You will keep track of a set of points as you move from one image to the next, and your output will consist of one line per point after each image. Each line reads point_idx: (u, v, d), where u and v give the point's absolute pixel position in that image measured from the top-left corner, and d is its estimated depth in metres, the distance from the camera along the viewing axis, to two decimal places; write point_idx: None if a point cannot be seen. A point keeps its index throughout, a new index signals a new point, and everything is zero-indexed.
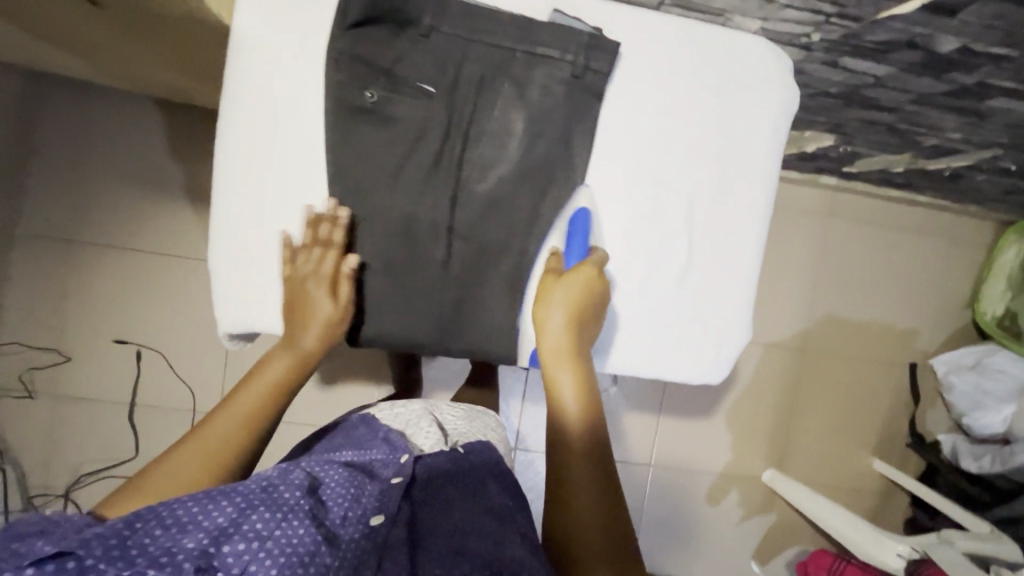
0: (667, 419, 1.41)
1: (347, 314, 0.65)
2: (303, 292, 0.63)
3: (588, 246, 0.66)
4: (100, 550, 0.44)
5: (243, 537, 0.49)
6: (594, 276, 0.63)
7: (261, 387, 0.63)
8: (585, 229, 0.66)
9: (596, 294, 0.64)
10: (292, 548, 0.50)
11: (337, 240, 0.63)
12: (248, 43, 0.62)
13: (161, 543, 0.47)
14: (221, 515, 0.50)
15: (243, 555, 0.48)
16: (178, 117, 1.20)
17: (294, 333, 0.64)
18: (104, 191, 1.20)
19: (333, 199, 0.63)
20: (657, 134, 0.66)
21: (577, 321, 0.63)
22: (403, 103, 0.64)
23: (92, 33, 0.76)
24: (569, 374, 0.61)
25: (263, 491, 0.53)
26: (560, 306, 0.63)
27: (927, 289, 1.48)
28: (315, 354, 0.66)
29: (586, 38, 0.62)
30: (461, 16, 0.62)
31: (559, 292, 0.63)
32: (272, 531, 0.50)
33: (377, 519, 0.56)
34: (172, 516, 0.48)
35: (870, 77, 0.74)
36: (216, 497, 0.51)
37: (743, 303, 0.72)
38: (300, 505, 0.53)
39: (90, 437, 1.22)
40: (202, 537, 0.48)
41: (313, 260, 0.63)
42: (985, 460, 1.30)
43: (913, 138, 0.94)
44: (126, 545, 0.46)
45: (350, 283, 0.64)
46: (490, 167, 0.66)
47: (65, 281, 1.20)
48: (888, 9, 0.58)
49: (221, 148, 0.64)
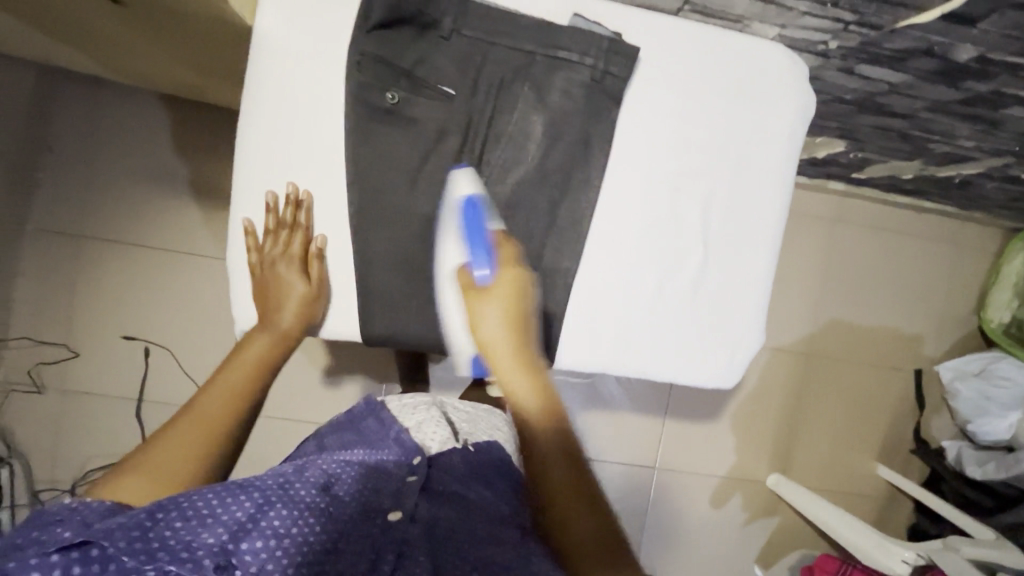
0: (672, 421, 1.41)
1: (321, 292, 0.67)
2: (274, 273, 0.66)
3: (490, 233, 0.64)
4: (123, 542, 0.46)
5: (260, 534, 0.51)
6: (517, 282, 0.64)
7: (242, 368, 0.64)
8: (479, 222, 0.64)
9: (523, 295, 0.64)
10: (304, 547, 0.53)
11: (302, 222, 0.65)
12: (270, 44, 0.62)
13: (180, 536, 0.49)
14: (240, 510, 0.52)
15: (260, 552, 0.51)
16: (191, 115, 1.21)
17: (271, 311, 0.66)
18: (116, 188, 1.20)
19: (291, 182, 0.65)
20: (674, 139, 0.67)
21: (515, 327, 0.64)
22: (423, 105, 0.64)
23: (112, 30, 0.76)
24: (522, 380, 0.62)
25: (280, 488, 0.55)
26: (497, 319, 0.63)
27: (934, 295, 1.48)
28: (295, 331, 0.66)
29: (606, 43, 0.63)
30: (483, 19, 0.63)
31: (490, 309, 0.63)
32: (289, 529, 0.53)
33: (395, 515, 0.59)
34: (193, 508, 0.50)
35: (885, 84, 0.74)
36: (236, 491, 0.52)
37: (758, 308, 0.72)
38: (315, 503, 0.55)
39: (97, 432, 1.22)
40: (221, 533, 0.50)
41: (281, 243, 0.65)
42: (989, 467, 1.30)
43: (924, 145, 0.95)
44: (149, 536, 0.48)
45: (320, 261, 0.66)
46: (508, 169, 0.66)
47: (75, 276, 1.20)
48: (908, 18, 0.58)
49: (241, 148, 0.65)
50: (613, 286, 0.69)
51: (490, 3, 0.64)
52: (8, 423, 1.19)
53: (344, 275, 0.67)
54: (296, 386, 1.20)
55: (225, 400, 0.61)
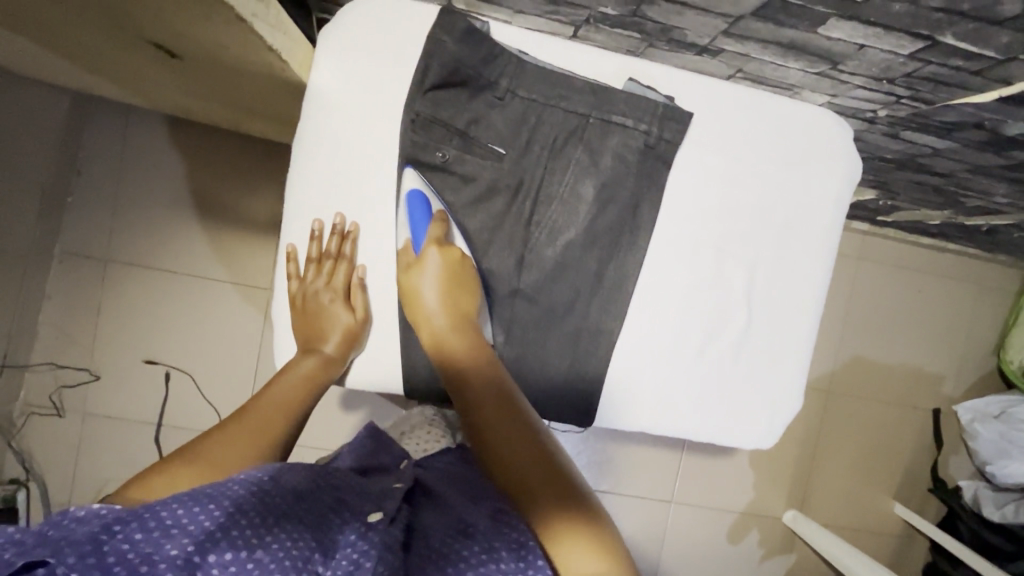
0: (690, 456, 1.41)
1: (365, 323, 0.66)
2: (318, 303, 0.65)
3: (429, 216, 0.64)
4: (73, 558, 0.39)
5: (232, 544, 0.44)
6: (443, 248, 0.63)
7: (279, 395, 0.61)
8: (420, 206, 0.64)
9: (455, 269, 0.63)
10: (285, 553, 0.45)
11: (346, 253, 0.65)
12: (328, 100, 0.62)
13: (141, 549, 0.41)
14: (209, 519, 0.44)
15: (229, 566, 0.43)
16: (222, 143, 1.21)
17: (314, 338, 0.65)
18: (144, 213, 1.20)
19: (339, 214, 0.65)
20: (721, 202, 0.67)
21: (450, 296, 0.62)
22: (474, 163, 0.65)
23: (160, 70, 0.77)
24: (458, 345, 0.61)
25: (253, 496, 0.47)
26: (431, 287, 0.62)
27: (954, 335, 1.48)
28: (340, 357, 0.65)
29: (661, 110, 0.63)
30: (538, 83, 0.63)
31: (422, 282, 0.62)
32: (262, 540, 0.45)
33: (375, 515, 0.53)
34: (156, 518, 0.42)
35: (928, 148, 0.75)
36: (205, 499, 0.45)
37: (799, 368, 0.72)
38: (293, 512, 0.48)
39: (116, 457, 1.21)
40: (186, 544, 0.42)
41: (324, 273, 0.65)
42: (1008, 509, 1.28)
43: (957, 199, 0.95)
44: (103, 551, 0.40)
45: (363, 292, 0.66)
46: (558, 229, 0.66)
47: (100, 299, 1.20)
48: (964, 97, 0.59)
49: (292, 202, 0.66)
50: (657, 348, 0.69)
51: (546, 65, 0.64)
52: (26, 446, 1.18)
53: (390, 330, 0.67)
54: (318, 415, 1.20)
55: (270, 414, 0.59)
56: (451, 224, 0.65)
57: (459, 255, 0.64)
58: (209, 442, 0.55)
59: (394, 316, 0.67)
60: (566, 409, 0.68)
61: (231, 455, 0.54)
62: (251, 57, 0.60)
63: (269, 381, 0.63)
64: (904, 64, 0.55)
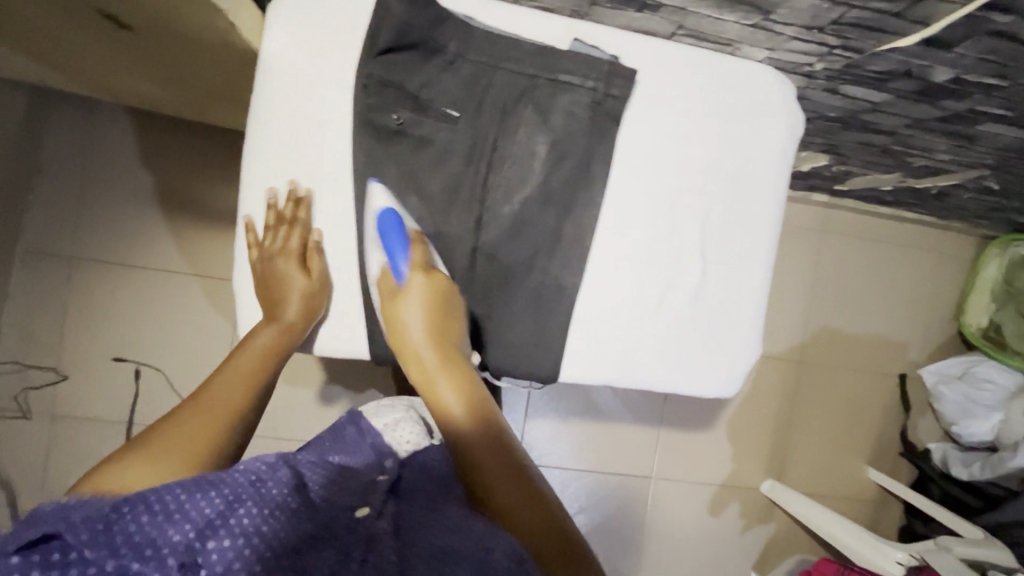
0: (667, 432, 1.43)
1: (323, 287, 0.67)
2: (276, 270, 0.66)
3: (406, 238, 0.63)
4: (86, 534, 0.42)
5: (228, 532, 0.46)
6: (423, 278, 0.63)
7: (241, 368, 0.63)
8: (392, 226, 0.63)
9: (440, 295, 0.64)
10: (275, 543, 0.47)
11: (301, 217, 0.65)
12: (278, 65, 0.63)
13: (145, 532, 0.44)
14: (209, 506, 0.46)
15: (227, 551, 0.45)
16: (183, 134, 1.20)
17: (274, 306, 0.65)
18: (108, 208, 1.18)
19: (292, 180, 0.65)
20: (671, 158, 0.69)
21: (435, 328, 0.63)
22: (428, 126, 0.65)
23: (110, 50, 0.76)
24: (443, 376, 0.62)
25: (252, 485, 0.50)
26: (418, 321, 0.63)
27: (915, 302, 1.53)
28: (301, 323, 0.65)
29: (606, 66, 0.65)
30: (486, 43, 0.64)
31: (408, 311, 0.63)
32: (259, 527, 0.47)
33: (362, 511, 0.54)
34: (161, 501, 0.45)
35: (867, 103, 0.78)
36: (206, 485, 0.47)
37: (755, 319, 0.75)
38: (288, 501, 0.50)
39: (87, 457, 1.19)
40: (188, 530, 0.44)
41: (280, 238, 0.66)
42: (975, 468, 1.35)
43: (905, 159, 0.98)
44: (113, 530, 0.43)
45: (320, 255, 0.67)
46: (513, 188, 0.67)
47: (66, 298, 1.17)
48: (889, 42, 0.62)
49: (249, 172, 0.66)
50: (617, 302, 0.70)
51: (492, 27, 0.65)
52: None
53: (349, 293, 0.68)
54: (293, 404, 1.19)
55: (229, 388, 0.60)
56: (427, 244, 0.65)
57: (441, 282, 0.64)
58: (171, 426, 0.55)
59: (353, 278, 0.68)
60: (531, 363, 0.70)
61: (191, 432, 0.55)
62: (198, 23, 0.60)
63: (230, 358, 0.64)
64: (830, 11, 0.58)
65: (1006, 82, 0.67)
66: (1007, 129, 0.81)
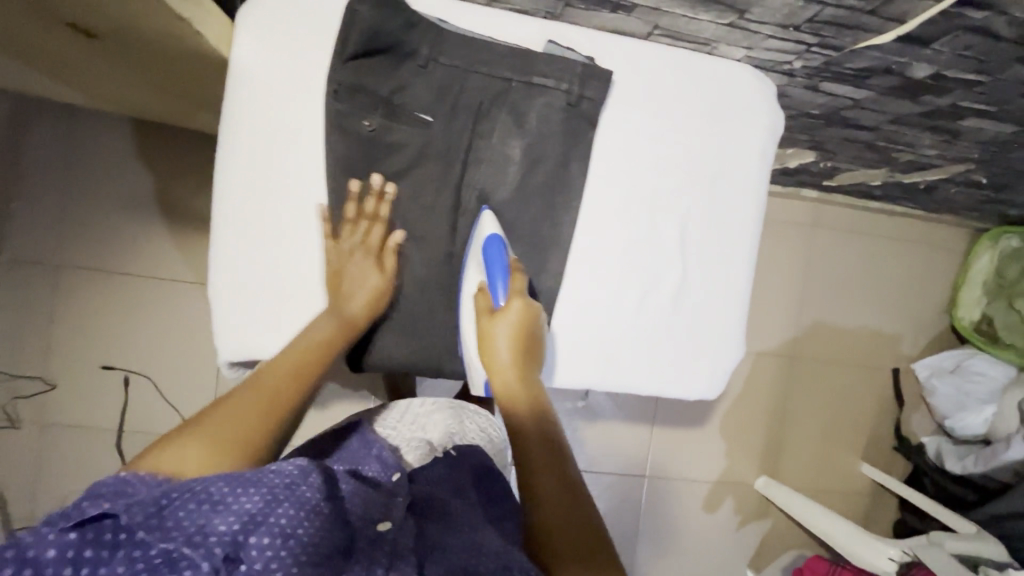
0: (660, 430, 1.42)
1: (391, 286, 0.66)
2: (350, 263, 0.64)
3: (508, 268, 0.64)
4: (140, 516, 0.43)
5: (269, 530, 0.46)
6: (523, 302, 0.62)
7: (302, 349, 0.61)
8: (499, 252, 0.64)
9: (534, 323, 0.62)
10: (314, 547, 0.47)
11: (382, 214, 0.65)
12: (247, 72, 0.62)
13: (194, 520, 0.44)
14: (250, 502, 0.46)
15: (267, 550, 0.45)
16: (163, 139, 1.18)
17: (337, 299, 0.63)
18: (91, 215, 1.16)
19: (378, 173, 0.65)
20: (649, 158, 0.68)
21: (522, 349, 0.61)
22: (401, 131, 0.65)
23: (83, 58, 0.75)
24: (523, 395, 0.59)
25: (287, 485, 0.49)
26: (506, 339, 0.61)
27: (907, 295, 1.52)
28: (362, 320, 0.64)
29: (580, 68, 0.64)
30: (458, 47, 0.63)
31: (501, 328, 0.61)
32: (296, 529, 0.47)
33: (385, 525, 0.54)
34: (207, 492, 0.45)
35: (849, 100, 0.77)
36: (246, 482, 0.47)
37: (738, 319, 0.74)
38: (322, 506, 0.50)
39: (77, 467, 1.17)
40: (233, 522, 0.45)
41: (359, 232, 0.64)
42: (968, 461, 1.34)
43: (890, 154, 0.98)
44: (164, 515, 0.44)
45: (394, 256, 0.66)
46: (490, 192, 0.67)
47: (51, 306, 1.15)
48: (866, 40, 0.61)
49: (220, 180, 0.64)
50: (597, 305, 0.70)
51: (464, 30, 0.64)
52: None
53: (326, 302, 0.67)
54: None
55: (280, 381, 0.57)
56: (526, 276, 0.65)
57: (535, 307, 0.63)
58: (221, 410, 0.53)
59: None
60: None
61: (241, 420, 0.52)
62: (164, 30, 0.59)
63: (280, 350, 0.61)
64: (804, 8, 0.57)
65: (986, 78, 0.67)
66: (991, 124, 0.81)
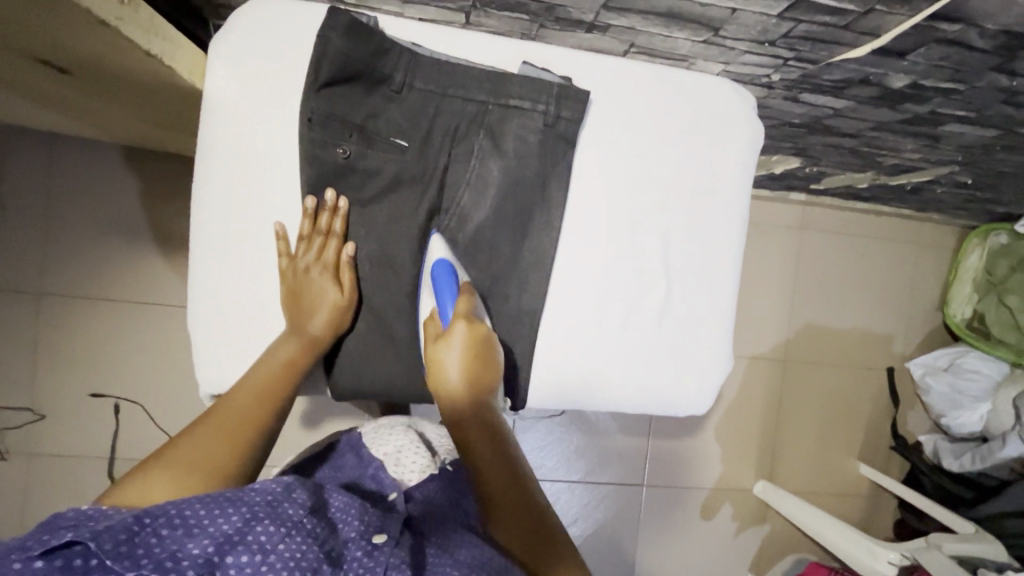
0: (656, 438, 1.41)
1: (352, 302, 0.65)
2: (308, 280, 0.63)
3: (456, 288, 0.64)
4: (109, 544, 0.39)
5: (247, 548, 0.43)
6: (466, 327, 0.62)
7: (264, 372, 0.61)
8: (446, 277, 0.64)
9: (481, 343, 0.62)
10: (297, 561, 0.44)
11: (337, 229, 0.64)
12: (221, 104, 0.62)
13: (166, 545, 0.41)
14: (227, 523, 0.43)
15: (246, 568, 0.42)
16: (137, 160, 1.14)
17: (299, 318, 0.63)
18: (69, 241, 1.13)
19: (332, 189, 0.63)
20: (628, 176, 0.68)
21: (468, 373, 0.62)
22: (376, 156, 0.64)
23: (55, 89, 0.74)
24: (472, 423, 0.61)
25: (268, 504, 0.46)
26: (452, 367, 0.61)
27: (898, 294, 1.53)
28: (326, 338, 0.64)
29: (556, 88, 0.64)
30: (432, 71, 0.63)
31: (448, 358, 0.61)
32: (277, 546, 0.44)
33: (381, 537, 0.52)
34: (180, 515, 0.42)
35: (829, 109, 0.77)
36: (224, 503, 0.44)
37: (724, 334, 0.74)
38: (306, 523, 0.47)
39: (66, 497, 1.15)
40: (207, 544, 0.42)
41: (314, 249, 0.63)
42: (965, 459, 1.33)
43: (875, 159, 0.98)
44: (134, 542, 0.40)
45: (352, 271, 0.65)
46: (468, 217, 0.67)
47: (36, 338, 1.13)
48: (842, 53, 0.61)
49: (197, 214, 0.63)
50: (581, 326, 0.69)
51: (440, 55, 0.64)
52: None
53: None
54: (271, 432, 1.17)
55: (248, 404, 0.58)
56: (475, 293, 0.65)
57: (481, 327, 0.63)
58: (188, 436, 0.54)
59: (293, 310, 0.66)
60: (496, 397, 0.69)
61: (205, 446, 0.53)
62: (134, 63, 0.59)
63: (247, 371, 0.62)
64: (778, 25, 0.57)
65: (963, 86, 0.67)
66: (972, 129, 0.81)
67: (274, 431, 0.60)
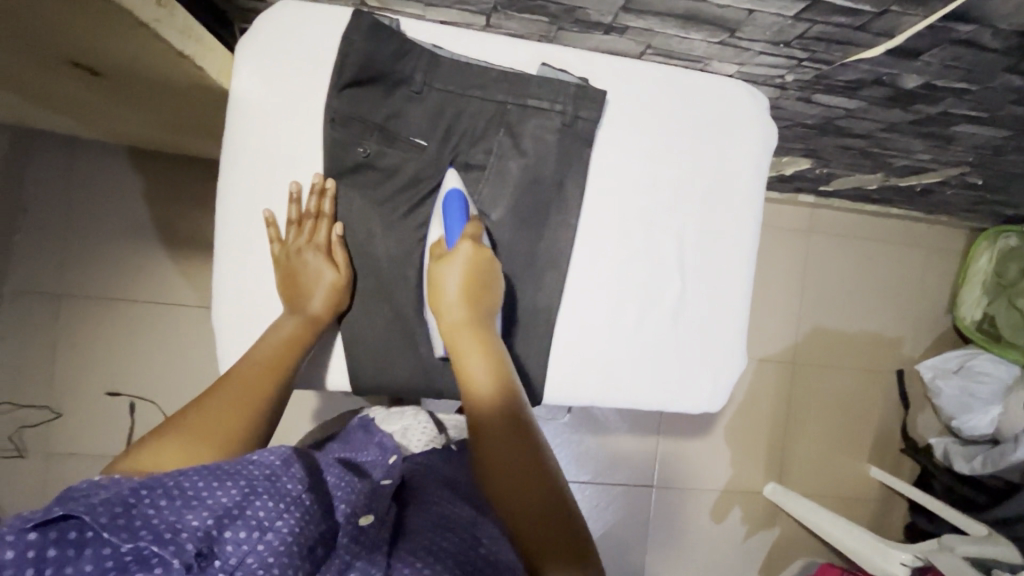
0: (666, 440, 1.41)
1: (349, 280, 0.66)
2: (302, 262, 0.64)
3: (466, 216, 0.65)
4: (105, 517, 0.39)
5: (245, 523, 0.44)
6: (472, 248, 0.63)
7: (263, 351, 0.61)
8: (456, 205, 0.64)
9: (483, 267, 0.64)
10: (290, 540, 0.45)
11: (325, 210, 0.65)
12: (248, 104, 0.63)
13: (165, 516, 0.41)
14: (225, 496, 0.45)
15: (244, 544, 0.43)
16: (156, 163, 1.16)
17: (298, 299, 0.64)
18: (89, 243, 1.14)
19: (319, 173, 0.64)
20: (644, 175, 0.69)
21: (469, 294, 0.63)
22: (397, 156, 0.65)
23: (82, 93, 0.76)
24: (471, 348, 0.61)
25: (267, 479, 0.48)
26: (453, 285, 0.63)
27: (907, 297, 1.53)
28: (327, 317, 0.64)
29: (574, 88, 0.65)
30: (452, 72, 0.64)
31: (449, 274, 0.63)
32: (275, 522, 0.46)
33: (366, 520, 0.53)
34: (179, 488, 0.43)
35: (841, 110, 0.78)
36: (223, 476, 0.46)
37: (738, 334, 0.75)
38: (303, 499, 0.49)
39: None
40: (206, 517, 0.42)
41: (305, 233, 0.64)
42: (976, 462, 1.32)
43: (885, 160, 0.99)
44: (132, 514, 0.40)
45: (344, 249, 0.66)
46: (485, 214, 0.68)
47: (56, 338, 1.14)
48: (856, 53, 0.62)
49: (223, 214, 0.65)
50: (597, 324, 0.70)
51: (460, 56, 0.65)
52: None
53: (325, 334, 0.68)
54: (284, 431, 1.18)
55: (248, 379, 0.58)
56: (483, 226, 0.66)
57: (486, 252, 0.64)
58: (186, 414, 0.54)
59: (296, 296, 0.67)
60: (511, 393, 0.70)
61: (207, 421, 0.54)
62: (166, 65, 0.60)
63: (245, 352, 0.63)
64: (794, 26, 0.59)
65: (975, 86, 0.68)
66: (983, 129, 0.81)
67: (279, 407, 0.60)
